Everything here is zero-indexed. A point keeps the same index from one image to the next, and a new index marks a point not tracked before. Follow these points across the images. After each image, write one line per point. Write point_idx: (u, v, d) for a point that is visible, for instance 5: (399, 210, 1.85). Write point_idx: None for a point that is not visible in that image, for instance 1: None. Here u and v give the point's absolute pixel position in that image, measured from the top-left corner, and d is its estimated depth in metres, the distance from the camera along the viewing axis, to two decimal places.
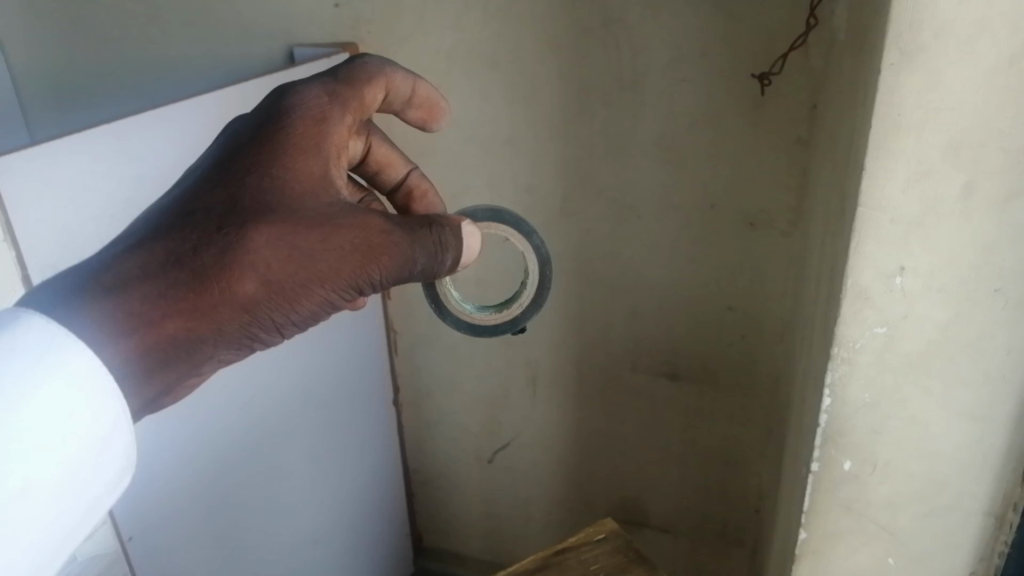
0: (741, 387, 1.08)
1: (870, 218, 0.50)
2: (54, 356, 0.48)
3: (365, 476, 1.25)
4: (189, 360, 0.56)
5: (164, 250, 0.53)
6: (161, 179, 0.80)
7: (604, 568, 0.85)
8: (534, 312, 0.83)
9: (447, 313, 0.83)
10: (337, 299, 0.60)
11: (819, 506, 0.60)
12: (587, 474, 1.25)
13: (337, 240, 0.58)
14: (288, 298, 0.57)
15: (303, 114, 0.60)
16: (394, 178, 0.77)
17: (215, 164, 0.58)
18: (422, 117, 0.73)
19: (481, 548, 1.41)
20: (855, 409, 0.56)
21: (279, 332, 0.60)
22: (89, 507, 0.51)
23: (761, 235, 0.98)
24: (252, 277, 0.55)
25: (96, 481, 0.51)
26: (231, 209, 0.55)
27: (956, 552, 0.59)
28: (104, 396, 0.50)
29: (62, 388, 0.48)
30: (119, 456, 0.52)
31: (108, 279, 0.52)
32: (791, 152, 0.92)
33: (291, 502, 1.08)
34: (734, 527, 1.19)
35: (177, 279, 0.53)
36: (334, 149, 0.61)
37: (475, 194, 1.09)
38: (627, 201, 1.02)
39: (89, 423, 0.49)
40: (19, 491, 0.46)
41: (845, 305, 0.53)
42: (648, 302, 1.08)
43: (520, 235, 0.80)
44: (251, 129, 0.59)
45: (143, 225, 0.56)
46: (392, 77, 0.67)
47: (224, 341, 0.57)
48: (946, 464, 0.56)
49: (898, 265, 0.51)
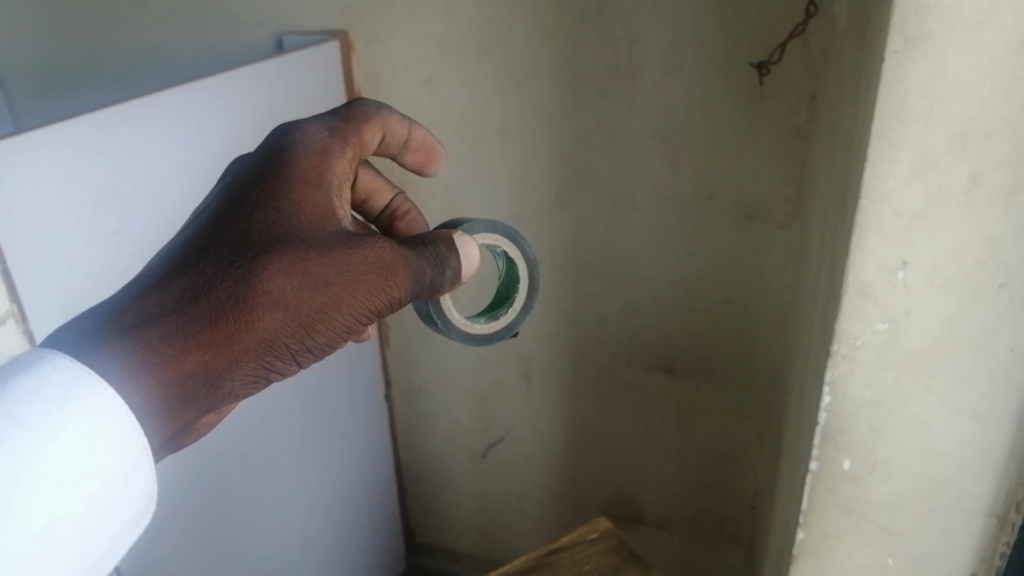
0: (737, 382, 1.07)
1: (873, 210, 0.49)
2: (78, 395, 0.48)
3: (357, 473, 1.24)
4: (212, 395, 0.57)
5: (180, 287, 0.54)
6: (145, 168, 0.78)
7: (599, 567, 0.83)
8: (527, 317, 0.80)
9: (452, 327, 0.75)
10: (351, 324, 0.61)
11: (818, 505, 0.58)
12: (581, 469, 1.24)
13: (350, 263, 0.58)
14: (305, 325, 0.57)
15: (306, 149, 0.60)
16: (379, 206, 0.75)
17: (224, 201, 0.58)
18: (418, 161, 0.73)
19: (474, 544, 1.40)
20: (856, 407, 0.55)
21: (295, 361, 0.60)
22: (114, 541, 0.52)
23: (759, 227, 0.96)
24: (267, 308, 0.55)
25: (120, 516, 0.52)
26: (242, 243, 0.55)
27: (956, 553, 0.57)
28: (124, 433, 0.50)
29: (84, 428, 0.49)
30: (141, 492, 0.53)
31: (127, 319, 0.52)
32: (790, 144, 0.91)
33: (281, 499, 1.07)
34: (730, 523, 1.18)
35: (195, 314, 0.53)
36: (336, 183, 0.61)
37: (469, 185, 1.08)
38: (623, 193, 1.00)
39: (110, 460, 0.50)
40: (43, 530, 0.47)
41: (845, 301, 0.52)
42: (643, 295, 1.06)
43: (512, 244, 0.77)
44: (257, 167, 0.60)
45: (158, 266, 0.56)
46: (389, 119, 0.67)
47: (245, 374, 0.57)
48: (947, 462, 0.54)
49: (900, 259, 0.50)
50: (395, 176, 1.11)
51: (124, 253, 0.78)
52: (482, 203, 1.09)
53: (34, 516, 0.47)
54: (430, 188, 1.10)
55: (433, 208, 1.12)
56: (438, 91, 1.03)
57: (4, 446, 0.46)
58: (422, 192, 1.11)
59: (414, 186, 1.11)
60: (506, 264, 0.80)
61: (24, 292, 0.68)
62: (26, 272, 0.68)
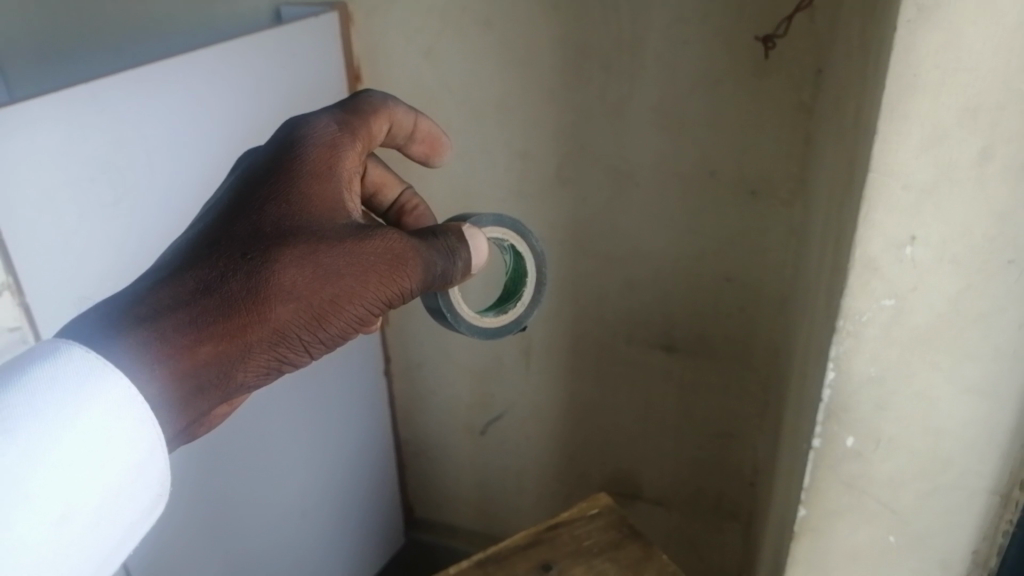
0: (738, 360, 1.06)
1: (881, 184, 0.48)
2: (92, 386, 0.48)
3: (356, 451, 1.24)
4: (225, 385, 0.56)
5: (193, 279, 0.54)
6: (143, 142, 0.77)
7: (599, 543, 0.82)
8: (535, 311, 0.80)
9: (461, 320, 0.74)
10: (362, 316, 0.60)
11: (820, 483, 0.58)
12: (580, 446, 1.24)
13: (361, 253, 0.57)
14: (317, 316, 0.57)
15: (316, 142, 0.60)
16: (388, 199, 0.74)
17: (236, 193, 0.58)
18: (425, 152, 0.71)
19: (473, 520, 1.40)
20: (859, 384, 0.54)
21: (307, 352, 0.59)
22: (127, 532, 0.52)
23: (761, 204, 0.95)
24: (280, 299, 0.55)
25: (133, 507, 0.51)
26: (253, 235, 0.55)
27: (958, 532, 0.57)
28: (139, 423, 0.50)
29: (98, 419, 0.48)
30: (154, 483, 0.52)
31: (141, 310, 0.52)
32: (794, 120, 0.90)
33: (281, 478, 1.07)
34: (729, 501, 1.18)
35: (207, 306, 0.53)
36: (346, 176, 0.60)
37: (469, 160, 1.07)
38: (625, 168, 0.99)
39: (125, 451, 0.50)
40: (58, 518, 0.47)
41: (852, 277, 0.51)
42: (644, 273, 1.06)
43: (520, 237, 0.77)
44: (267, 159, 0.59)
45: (171, 257, 0.56)
46: (395, 111, 0.66)
47: (257, 365, 0.57)
48: (951, 441, 0.54)
49: (908, 234, 0.49)
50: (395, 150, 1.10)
51: (122, 227, 0.77)
52: (482, 178, 1.08)
53: (50, 505, 0.47)
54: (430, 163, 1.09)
55: (433, 183, 1.11)
56: (439, 65, 1.02)
57: (20, 434, 0.47)
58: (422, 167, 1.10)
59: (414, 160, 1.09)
60: (513, 258, 0.80)
61: (18, 263, 0.67)
62: (20, 244, 0.67)
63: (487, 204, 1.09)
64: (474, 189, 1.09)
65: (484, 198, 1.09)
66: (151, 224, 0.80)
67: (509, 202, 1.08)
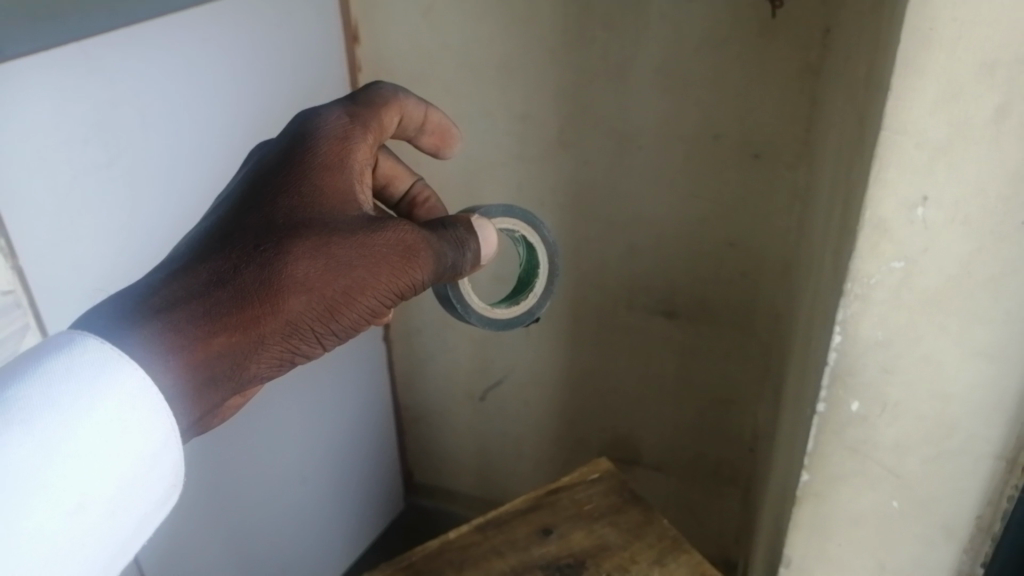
0: (739, 326, 1.06)
1: (894, 143, 0.47)
2: (109, 377, 0.48)
3: (356, 421, 1.24)
4: (238, 377, 0.55)
5: (206, 271, 0.53)
6: (138, 102, 0.76)
7: (600, 507, 0.81)
8: (547, 303, 0.79)
9: (471, 311, 0.74)
10: (375, 307, 0.59)
11: (824, 447, 0.58)
12: (580, 411, 1.23)
13: (373, 245, 0.56)
14: (330, 307, 0.56)
15: (327, 134, 0.58)
16: (399, 191, 0.73)
17: (248, 185, 0.57)
18: (434, 144, 0.69)
19: (472, 485, 1.40)
20: (866, 348, 0.53)
21: (320, 344, 0.58)
22: (141, 521, 0.51)
23: (766, 167, 0.94)
24: (293, 290, 0.54)
25: (148, 496, 0.51)
26: (266, 226, 0.54)
27: (963, 499, 0.56)
28: (152, 413, 0.49)
29: (114, 409, 0.48)
30: (168, 473, 0.52)
31: (156, 302, 0.51)
32: (801, 81, 0.88)
33: (281, 450, 1.07)
34: (728, 466, 1.18)
35: (221, 297, 0.53)
36: (357, 169, 0.59)
37: (469, 123, 1.05)
38: (627, 132, 0.98)
39: (140, 440, 0.49)
40: (75, 506, 0.47)
41: (862, 238, 0.50)
42: (646, 238, 1.04)
43: (530, 228, 0.76)
44: (278, 152, 0.58)
45: (184, 249, 0.55)
46: (405, 102, 0.64)
47: (270, 357, 0.56)
48: (958, 406, 0.53)
49: (920, 195, 0.48)
50: None
51: (117, 190, 0.75)
52: (482, 141, 1.06)
53: (68, 493, 0.46)
54: None
55: None
56: (438, 24, 1.00)
57: (37, 424, 0.46)
58: None
59: None
60: (526, 251, 0.79)
61: (12, 228, 0.66)
62: (13, 208, 0.66)
63: (487, 167, 1.08)
64: (474, 152, 1.07)
65: (483, 161, 1.07)
66: (146, 187, 0.79)
67: (509, 166, 1.06)
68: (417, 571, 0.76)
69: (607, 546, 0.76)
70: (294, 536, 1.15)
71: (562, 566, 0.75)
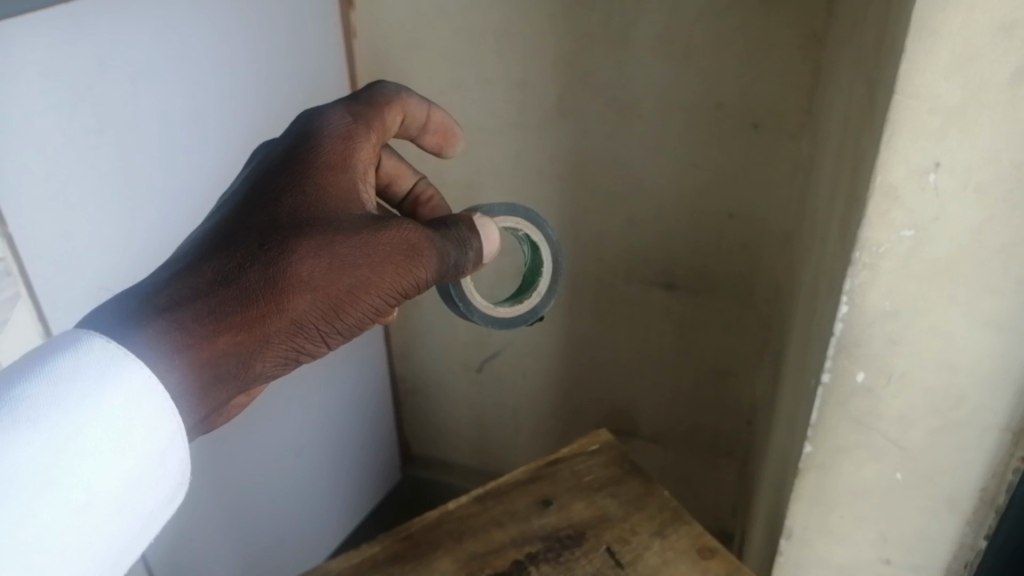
0: (738, 298, 1.05)
1: (907, 107, 0.45)
2: (116, 374, 0.47)
3: (353, 399, 1.24)
4: (243, 376, 0.55)
5: (212, 270, 0.53)
6: (129, 66, 0.74)
7: (599, 478, 0.80)
8: (551, 301, 0.77)
9: (474, 310, 0.73)
10: (379, 306, 0.59)
11: (829, 419, 0.57)
12: (578, 383, 1.23)
13: (377, 244, 0.56)
14: (334, 306, 0.56)
15: (331, 133, 0.58)
16: (402, 190, 0.71)
17: (252, 186, 0.57)
18: (438, 143, 0.68)
19: (469, 456, 1.40)
20: (873, 319, 0.52)
21: (325, 343, 0.58)
22: (147, 520, 0.50)
23: (768, 136, 0.92)
24: (298, 290, 0.54)
25: (154, 495, 0.50)
26: (270, 226, 0.54)
27: (968, 470, 0.56)
28: (159, 411, 0.49)
29: (121, 407, 0.47)
30: (174, 471, 0.51)
31: (161, 302, 0.51)
32: (805, 48, 0.86)
33: (278, 429, 1.07)
34: (725, 438, 1.18)
35: (226, 296, 0.52)
36: (361, 168, 0.59)
37: (467, 91, 1.03)
38: (628, 100, 0.96)
39: (146, 438, 0.48)
40: (82, 503, 0.46)
41: (871, 205, 0.49)
42: (645, 209, 1.03)
43: (532, 226, 0.75)
44: (282, 152, 0.58)
45: (189, 249, 0.55)
46: (408, 101, 0.63)
47: (276, 356, 0.56)
48: (965, 376, 0.52)
49: (932, 160, 0.46)
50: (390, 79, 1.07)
51: (110, 157, 0.74)
52: (480, 110, 1.04)
53: (73, 490, 0.45)
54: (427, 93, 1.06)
55: None
56: None
57: (42, 421, 0.45)
58: None
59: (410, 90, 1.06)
60: (529, 250, 0.78)
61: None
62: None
63: (484, 137, 1.06)
64: (472, 122, 1.05)
65: (481, 130, 1.06)
66: (139, 155, 0.77)
67: (507, 135, 1.05)
68: (416, 542, 0.75)
69: (606, 517, 0.76)
70: (291, 516, 1.16)
71: (561, 537, 0.74)
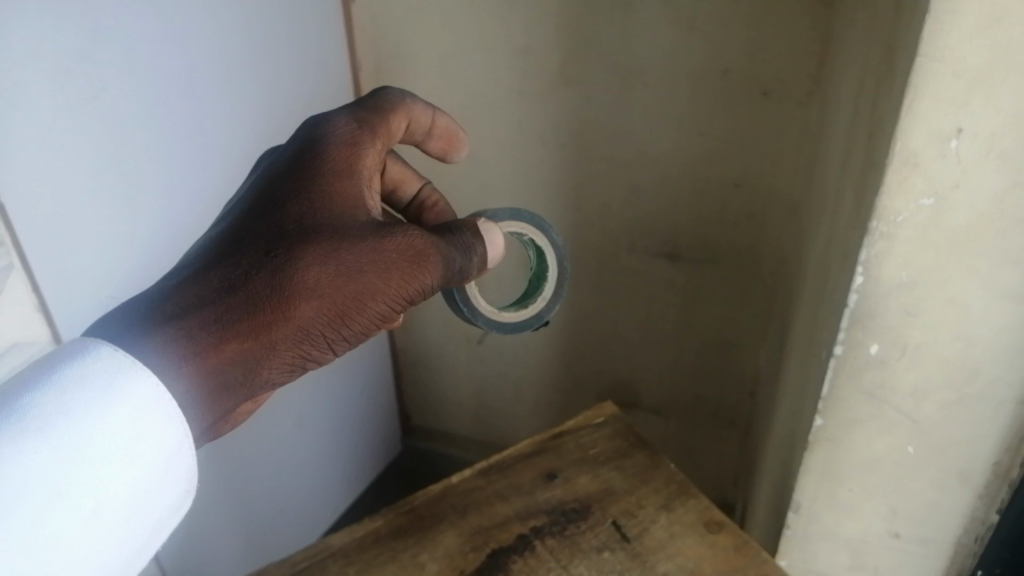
0: (743, 269, 1.04)
1: (930, 71, 0.43)
2: (122, 384, 0.46)
3: (353, 380, 1.24)
4: (250, 384, 0.54)
5: (218, 277, 0.52)
6: (124, 31, 0.71)
7: (605, 451, 0.80)
8: (557, 305, 0.76)
9: (478, 315, 0.73)
10: (385, 313, 0.57)
11: (840, 392, 0.56)
12: (579, 355, 1.22)
13: (383, 251, 0.55)
14: (342, 313, 0.55)
15: (336, 140, 0.57)
16: (408, 195, 0.70)
17: (257, 191, 0.55)
18: (442, 149, 0.67)
19: (470, 427, 1.40)
20: (889, 289, 0.51)
21: (332, 350, 0.57)
22: (156, 527, 0.49)
23: (776, 104, 0.90)
24: (305, 297, 0.53)
25: (163, 502, 0.49)
26: (276, 232, 0.53)
27: (981, 443, 0.55)
28: (166, 420, 0.48)
29: (128, 416, 0.46)
30: (182, 479, 0.50)
31: (168, 310, 0.50)
32: (815, 13, 0.84)
33: (278, 413, 1.07)
34: (728, 410, 1.17)
35: (233, 304, 0.51)
36: (367, 174, 0.57)
37: (467, 58, 1.01)
38: (632, 67, 0.94)
39: (153, 447, 0.47)
40: (90, 512, 0.45)
41: (889, 174, 0.47)
42: (649, 179, 1.01)
43: (537, 232, 0.73)
44: (287, 158, 0.56)
45: (194, 257, 0.54)
46: (412, 108, 0.62)
47: (283, 363, 0.55)
48: (982, 348, 0.51)
49: (955, 126, 0.45)
50: (389, 45, 1.05)
51: (107, 127, 0.71)
52: (482, 77, 1.02)
53: (81, 499, 0.45)
54: (426, 59, 1.04)
55: (428, 81, 1.05)
56: None
57: (51, 430, 0.45)
58: (417, 65, 1.05)
59: (410, 57, 1.04)
60: (534, 255, 0.76)
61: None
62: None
63: (485, 104, 1.04)
64: (472, 88, 1.03)
65: (483, 98, 1.04)
66: (138, 124, 0.75)
67: (508, 103, 1.03)
68: (420, 516, 0.75)
69: (613, 490, 0.75)
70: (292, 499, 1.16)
71: (567, 510, 0.74)
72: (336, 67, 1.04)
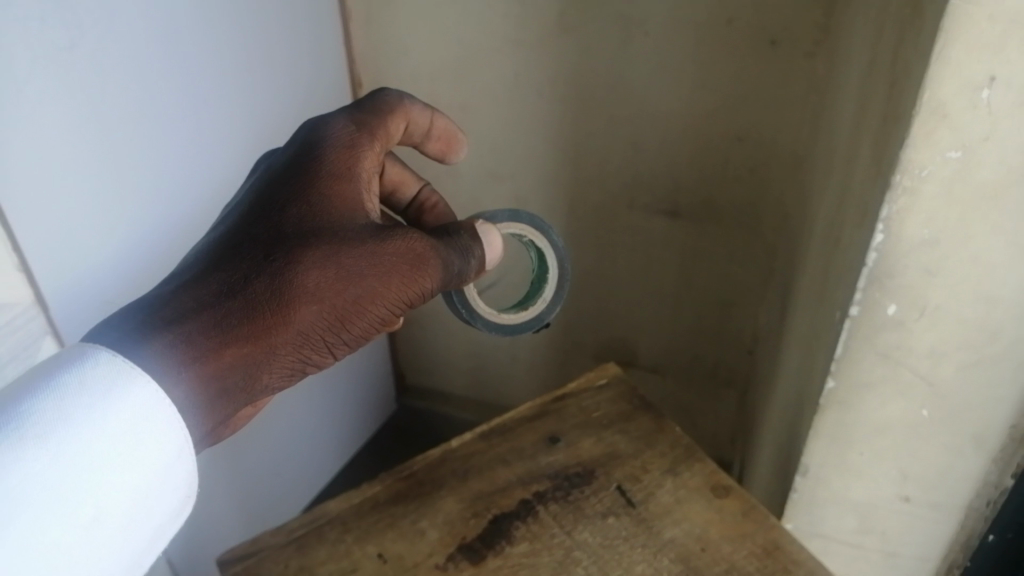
0: (745, 226, 1.01)
1: (964, 14, 0.41)
2: (121, 389, 0.44)
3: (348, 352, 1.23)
4: (250, 390, 0.52)
5: (217, 282, 0.50)
6: None
7: (608, 414, 0.78)
8: (558, 308, 0.73)
9: (477, 316, 0.71)
10: (384, 317, 0.56)
11: (854, 354, 0.54)
12: (577, 314, 1.20)
13: (383, 254, 0.53)
14: (342, 316, 0.53)
15: (334, 142, 0.55)
16: (406, 197, 0.67)
17: (255, 194, 0.53)
18: (440, 150, 0.64)
19: (465, 387, 1.38)
20: (910, 247, 0.49)
21: (332, 354, 0.55)
22: (158, 533, 0.47)
23: (782, 54, 0.87)
24: (305, 302, 0.51)
25: (163, 507, 0.47)
26: (276, 235, 0.51)
27: (998, 406, 0.53)
28: (166, 425, 0.46)
29: (129, 421, 0.44)
30: (185, 482, 0.48)
31: (166, 316, 0.48)
32: None
33: None
34: (727, 368, 1.16)
35: (233, 308, 0.49)
36: (366, 176, 0.55)
37: (461, 5, 0.97)
38: (634, 15, 0.90)
39: (154, 450, 0.45)
40: (91, 518, 0.43)
41: (916, 125, 0.44)
42: (650, 133, 0.98)
43: (536, 232, 0.70)
44: (285, 161, 0.54)
45: (192, 261, 0.52)
46: (411, 109, 0.59)
47: (283, 368, 0.53)
48: (1004, 309, 0.49)
49: (988, 74, 0.42)
50: None
51: (92, 80, 0.67)
52: (477, 26, 0.98)
53: (81, 504, 0.42)
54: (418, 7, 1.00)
55: (421, 29, 1.01)
56: None
57: (49, 437, 0.42)
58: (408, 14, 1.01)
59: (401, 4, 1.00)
60: (536, 258, 0.73)
61: None
62: None
63: (481, 55, 1.00)
64: (467, 37, 0.99)
65: (478, 48, 1.00)
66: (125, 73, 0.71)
67: (504, 53, 0.99)
68: (419, 481, 0.73)
69: (616, 455, 0.74)
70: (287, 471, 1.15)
71: (570, 475, 0.72)
72: (325, 15, 1.00)
